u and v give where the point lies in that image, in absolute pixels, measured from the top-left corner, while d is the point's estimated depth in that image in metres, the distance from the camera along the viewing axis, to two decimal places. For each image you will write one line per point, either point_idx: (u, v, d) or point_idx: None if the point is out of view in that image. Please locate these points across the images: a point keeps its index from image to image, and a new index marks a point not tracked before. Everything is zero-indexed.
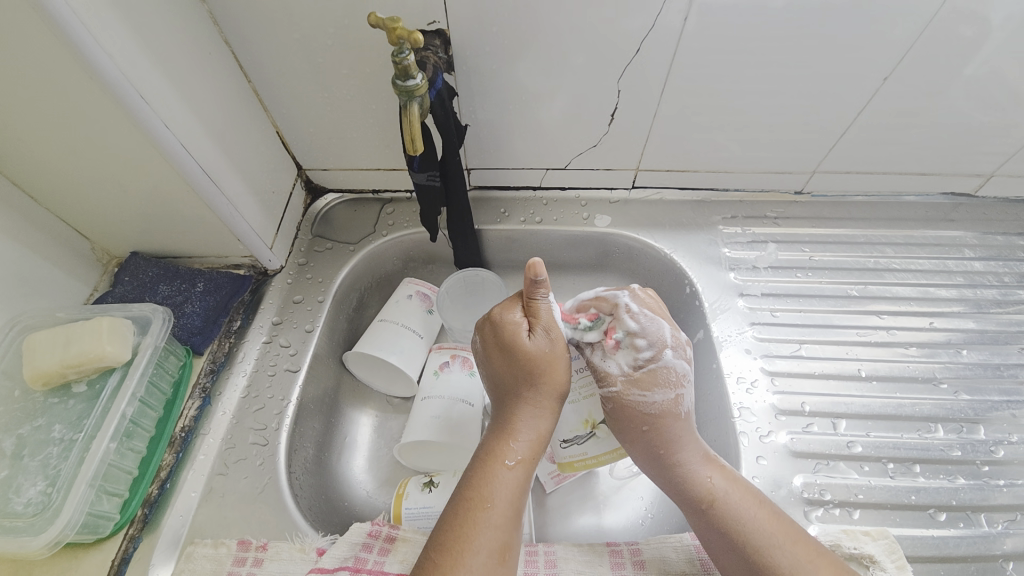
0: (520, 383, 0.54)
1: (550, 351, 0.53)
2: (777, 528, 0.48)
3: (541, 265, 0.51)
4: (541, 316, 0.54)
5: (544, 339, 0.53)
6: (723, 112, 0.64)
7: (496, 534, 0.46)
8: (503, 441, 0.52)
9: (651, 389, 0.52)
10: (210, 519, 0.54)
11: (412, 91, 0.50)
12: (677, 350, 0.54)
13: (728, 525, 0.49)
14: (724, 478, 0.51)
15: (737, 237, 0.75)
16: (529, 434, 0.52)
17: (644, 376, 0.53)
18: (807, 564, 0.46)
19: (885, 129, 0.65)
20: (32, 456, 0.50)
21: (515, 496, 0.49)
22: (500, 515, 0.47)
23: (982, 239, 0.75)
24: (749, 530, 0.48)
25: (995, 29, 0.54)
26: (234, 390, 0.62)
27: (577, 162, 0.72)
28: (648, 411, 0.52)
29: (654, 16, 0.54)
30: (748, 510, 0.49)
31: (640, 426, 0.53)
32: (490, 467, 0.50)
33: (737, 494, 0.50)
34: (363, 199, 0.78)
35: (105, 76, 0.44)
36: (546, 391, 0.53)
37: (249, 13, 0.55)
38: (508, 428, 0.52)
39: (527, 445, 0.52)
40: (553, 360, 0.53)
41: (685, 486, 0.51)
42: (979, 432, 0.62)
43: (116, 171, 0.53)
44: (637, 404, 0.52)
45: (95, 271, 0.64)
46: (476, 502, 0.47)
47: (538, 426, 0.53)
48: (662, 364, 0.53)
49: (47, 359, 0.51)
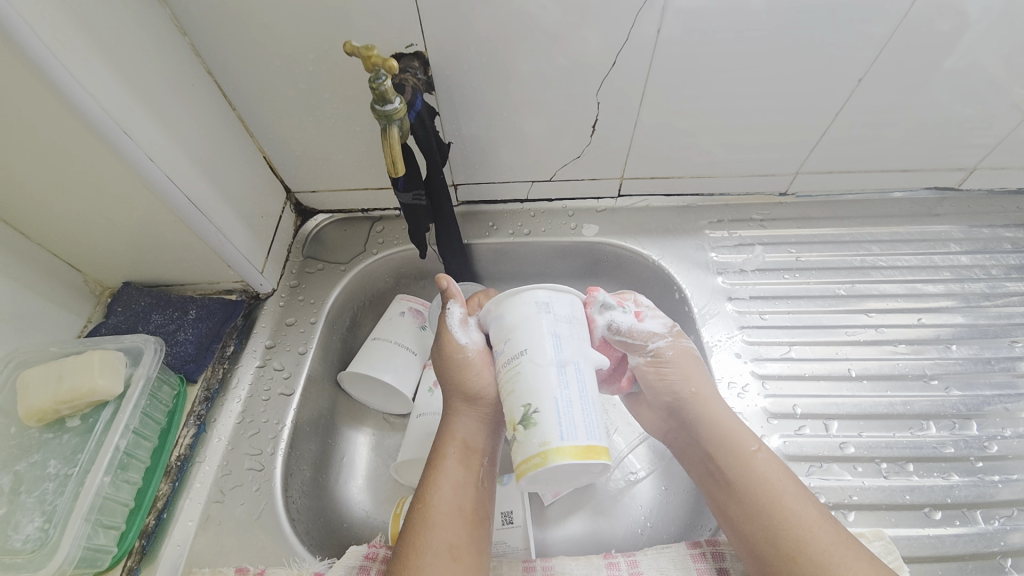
0: (439, 389, 0.56)
1: (446, 348, 0.56)
2: (798, 490, 0.50)
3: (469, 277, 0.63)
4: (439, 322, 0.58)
5: (435, 345, 0.57)
6: (704, 117, 0.64)
7: (439, 534, 0.47)
8: (435, 443, 0.53)
9: (687, 336, 0.61)
10: (208, 547, 0.55)
11: (391, 115, 0.51)
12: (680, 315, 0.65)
13: (765, 478, 0.51)
14: (761, 439, 0.54)
15: (724, 240, 0.75)
16: (454, 432, 0.53)
17: (679, 327, 0.61)
18: (830, 529, 0.48)
19: (865, 128, 0.66)
20: (29, 492, 0.50)
21: (453, 490, 0.50)
22: (438, 515, 0.48)
23: (968, 233, 0.75)
24: (775, 488, 0.50)
25: (971, 22, 0.55)
26: (229, 416, 0.62)
27: (563, 173, 0.73)
28: (696, 354, 0.60)
29: (629, 28, 0.55)
30: (780, 471, 0.51)
31: (695, 368, 0.58)
32: (427, 469, 0.52)
33: (771, 455, 0.53)
34: (352, 218, 0.79)
35: (90, 116, 0.45)
36: (453, 391, 0.54)
37: (231, 43, 0.56)
38: (438, 431, 0.54)
39: (455, 441, 0.53)
40: (450, 358, 0.55)
41: (727, 434, 0.53)
42: (972, 428, 0.62)
43: (105, 206, 0.54)
44: (688, 348, 0.59)
45: (89, 303, 0.65)
46: (416, 508, 0.49)
47: (458, 421, 0.54)
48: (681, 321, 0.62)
49: (40, 395, 0.52)
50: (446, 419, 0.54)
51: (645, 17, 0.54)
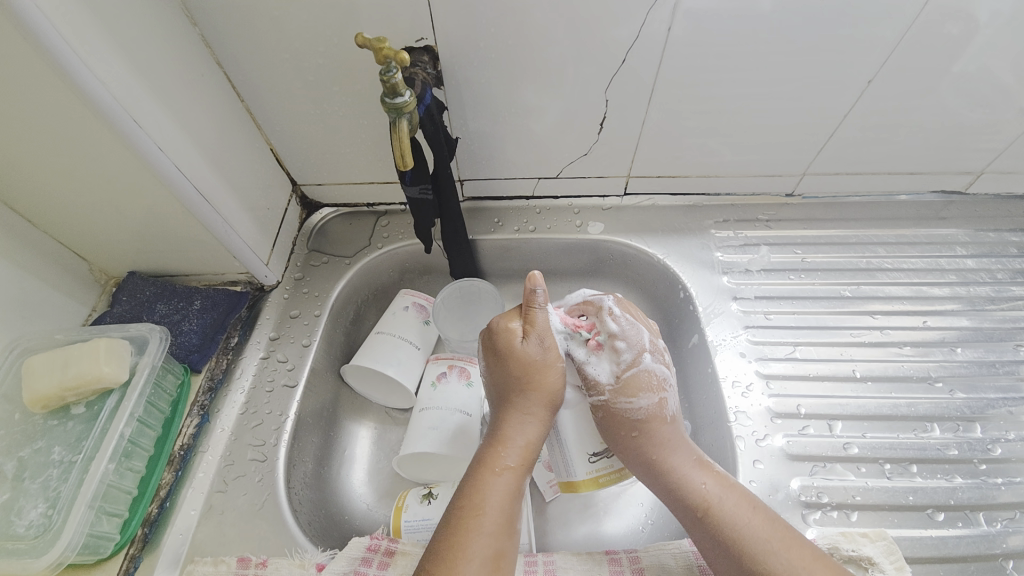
0: (510, 392, 0.56)
1: (545, 359, 0.56)
2: (770, 532, 0.47)
3: (541, 277, 0.56)
4: (538, 324, 0.56)
5: (538, 346, 0.55)
6: (711, 116, 0.64)
7: (489, 541, 0.47)
8: (496, 449, 0.53)
9: (636, 395, 0.55)
10: (210, 536, 0.55)
11: (400, 108, 0.51)
12: (656, 354, 0.57)
13: (723, 531, 0.48)
14: (717, 481, 0.51)
15: (729, 240, 0.75)
16: (520, 440, 0.54)
17: (626, 382, 0.55)
18: (801, 568, 0.45)
19: (873, 130, 0.66)
20: (33, 478, 0.50)
21: (509, 502, 0.50)
22: (493, 521, 0.48)
23: (974, 237, 0.75)
24: (742, 538, 0.47)
25: (983, 25, 0.55)
26: (233, 407, 0.62)
27: (569, 171, 0.73)
28: (639, 414, 0.54)
29: (639, 26, 0.55)
30: (744, 514, 0.48)
31: (628, 433, 0.55)
32: (484, 473, 0.51)
33: (738, 497, 0.50)
34: (358, 212, 0.79)
35: (100, 103, 0.45)
36: (537, 399, 0.55)
37: (241, 34, 0.56)
38: (501, 436, 0.54)
39: (519, 452, 0.53)
40: (542, 369, 0.55)
41: (682, 487, 0.51)
42: (976, 430, 0.62)
43: (113, 194, 0.54)
44: (624, 409, 0.55)
45: (94, 292, 0.65)
46: (469, 509, 0.48)
47: (527, 433, 0.54)
48: (640, 369, 0.56)
49: (46, 382, 0.52)
50: (517, 426, 0.54)
51: (656, 14, 0.54)
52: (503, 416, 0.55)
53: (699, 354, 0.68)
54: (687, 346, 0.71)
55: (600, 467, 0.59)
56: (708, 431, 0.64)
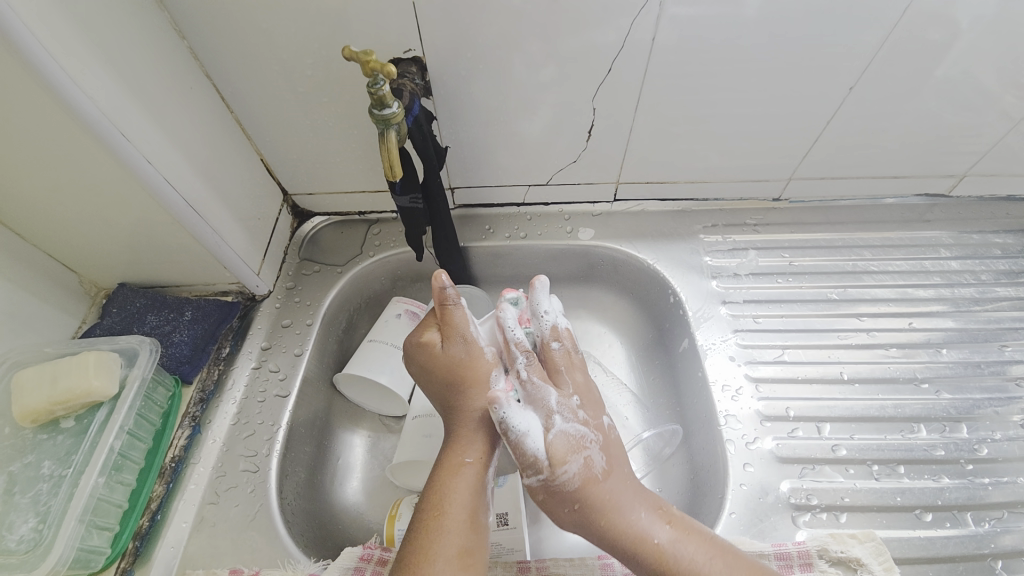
0: (450, 392, 0.56)
1: (470, 353, 0.57)
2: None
3: (445, 274, 0.57)
4: (458, 323, 0.57)
5: (462, 347, 0.57)
6: (698, 122, 0.65)
7: (452, 539, 0.47)
8: (452, 449, 0.53)
9: (567, 460, 0.51)
10: (202, 549, 0.55)
11: (389, 119, 0.52)
12: (567, 414, 0.54)
13: None
14: (668, 531, 0.50)
15: (718, 245, 0.76)
16: (476, 437, 0.54)
17: (550, 453, 0.51)
18: None
19: (856, 136, 0.67)
20: (23, 493, 0.50)
21: (470, 498, 0.50)
22: (455, 519, 0.48)
23: (958, 239, 0.76)
24: None
25: (963, 31, 0.56)
26: (224, 417, 0.62)
27: (559, 178, 0.73)
28: (576, 482, 0.50)
29: (625, 34, 0.55)
30: (700, 561, 0.48)
31: (572, 505, 0.51)
32: (443, 473, 0.51)
33: (688, 548, 0.49)
34: (349, 220, 0.79)
35: (87, 118, 0.45)
36: (477, 393, 0.56)
37: (230, 45, 0.56)
38: (458, 436, 0.54)
39: (477, 447, 0.53)
40: (473, 365, 0.57)
41: (637, 552, 0.49)
42: (962, 431, 0.63)
43: (101, 207, 0.54)
44: (561, 482, 0.50)
45: (84, 304, 0.65)
46: (431, 511, 0.48)
47: (482, 428, 0.54)
48: (556, 432, 0.52)
49: (34, 396, 0.52)
50: (469, 424, 0.54)
51: (641, 22, 0.54)
52: (452, 421, 0.55)
53: (689, 358, 0.69)
54: (678, 350, 0.71)
55: None
56: (698, 434, 0.65)
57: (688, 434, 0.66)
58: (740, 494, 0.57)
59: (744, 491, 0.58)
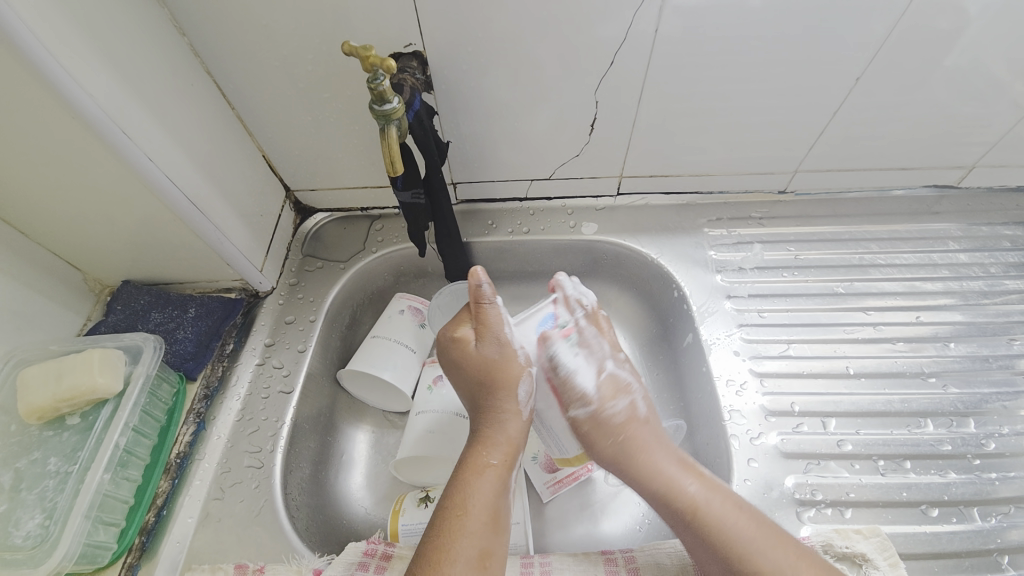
0: (480, 392, 0.55)
1: (503, 355, 0.55)
2: (756, 534, 0.48)
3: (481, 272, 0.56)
4: (491, 322, 0.56)
5: (495, 348, 0.55)
6: (702, 115, 0.64)
7: (472, 543, 0.46)
8: (477, 450, 0.52)
9: (614, 398, 0.55)
10: (207, 544, 0.55)
11: (389, 114, 0.52)
12: (618, 362, 0.58)
13: (711, 536, 0.48)
14: (700, 484, 0.51)
15: (722, 238, 0.75)
16: (502, 439, 0.53)
17: (601, 391, 0.55)
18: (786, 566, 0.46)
19: (863, 128, 0.66)
20: (30, 488, 0.51)
21: (492, 501, 0.49)
22: (476, 521, 0.47)
23: (967, 231, 0.75)
24: (733, 537, 0.47)
25: (974, 19, 0.55)
26: (229, 414, 0.62)
27: (561, 172, 0.73)
28: (621, 419, 0.55)
29: (627, 26, 0.55)
30: (733, 521, 0.48)
31: (615, 437, 0.54)
32: (466, 473, 0.51)
33: (714, 496, 0.50)
34: (352, 216, 0.79)
35: (88, 115, 0.45)
36: (507, 396, 0.54)
37: (230, 41, 0.56)
38: (483, 437, 0.53)
39: (502, 450, 0.52)
40: (504, 367, 0.54)
41: (667, 497, 0.51)
42: (970, 425, 0.62)
43: (103, 204, 0.54)
44: (609, 415, 0.55)
45: (88, 301, 0.65)
46: (451, 510, 0.48)
47: (509, 431, 0.53)
48: (606, 374, 0.56)
49: (40, 394, 0.52)
50: (496, 426, 0.53)
51: (644, 14, 0.54)
52: (479, 420, 0.55)
53: (693, 353, 0.68)
54: (682, 345, 0.71)
55: None
56: (703, 429, 0.65)
57: (692, 429, 0.66)
58: (744, 489, 0.57)
59: (748, 486, 0.57)
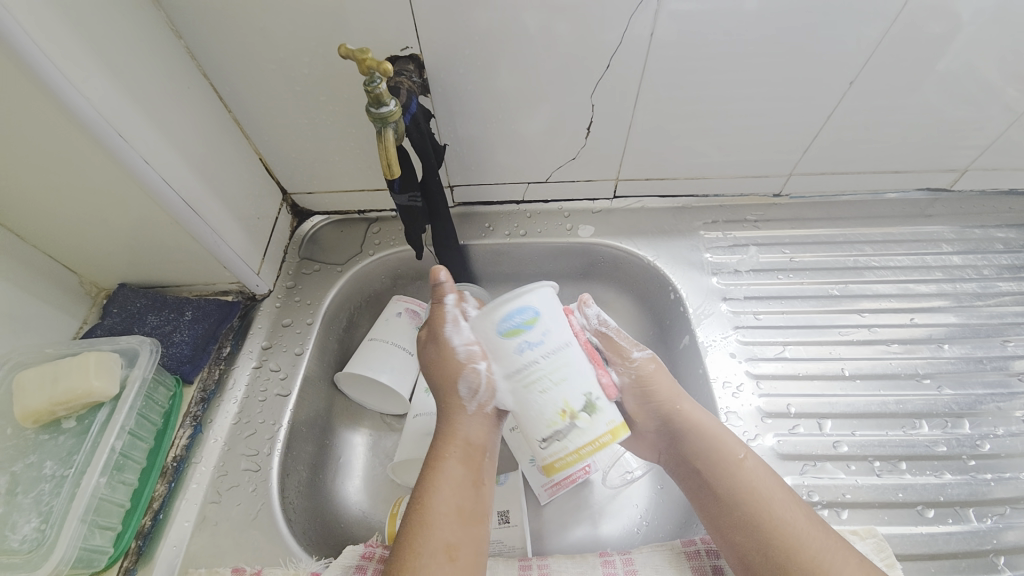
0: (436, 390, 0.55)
1: (440, 354, 0.54)
2: (784, 496, 0.51)
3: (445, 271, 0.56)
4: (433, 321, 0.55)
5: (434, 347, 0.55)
6: (697, 118, 0.65)
7: (430, 536, 0.47)
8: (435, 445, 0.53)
9: None
10: (204, 548, 0.55)
11: (386, 117, 0.52)
12: None
13: (752, 485, 0.51)
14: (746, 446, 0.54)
15: (718, 241, 0.76)
16: (454, 434, 0.52)
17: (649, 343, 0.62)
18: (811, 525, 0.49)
19: (857, 131, 0.67)
20: (25, 492, 0.50)
21: (449, 494, 0.49)
22: (433, 514, 0.48)
23: (960, 234, 0.76)
24: (768, 492, 0.50)
25: (964, 23, 0.55)
26: (225, 417, 0.62)
27: (558, 175, 0.73)
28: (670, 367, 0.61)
29: (623, 30, 0.55)
30: (769, 478, 0.52)
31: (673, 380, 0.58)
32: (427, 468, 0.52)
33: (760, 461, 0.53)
34: (349, 219, 0.79)
35: (84, 118, 0.45)
36: (451, 392, 0.53)
37: (227, 45, 0.56)
38: (440, 433, 0.53)
39: (456, 445, 0.52)
40: (443, 366, 0.53)
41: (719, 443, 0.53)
42: (964, 426, 0.62)
43: (100, 207, 0.54)
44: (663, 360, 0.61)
45: (84, 304, 0.65)
46: (412, 504, 0.49)
47: (460, 425, 0.53)
48: None
49: (35, 397, 0.52)
50: (448, 422, 0.53)
51: (639, 18, 0.54)
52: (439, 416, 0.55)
53: (689, 354, 0.69)
54: (679, 347, 0.71)
55: (555, 450, 0.47)
56: None
57: None
58: None
59: None
